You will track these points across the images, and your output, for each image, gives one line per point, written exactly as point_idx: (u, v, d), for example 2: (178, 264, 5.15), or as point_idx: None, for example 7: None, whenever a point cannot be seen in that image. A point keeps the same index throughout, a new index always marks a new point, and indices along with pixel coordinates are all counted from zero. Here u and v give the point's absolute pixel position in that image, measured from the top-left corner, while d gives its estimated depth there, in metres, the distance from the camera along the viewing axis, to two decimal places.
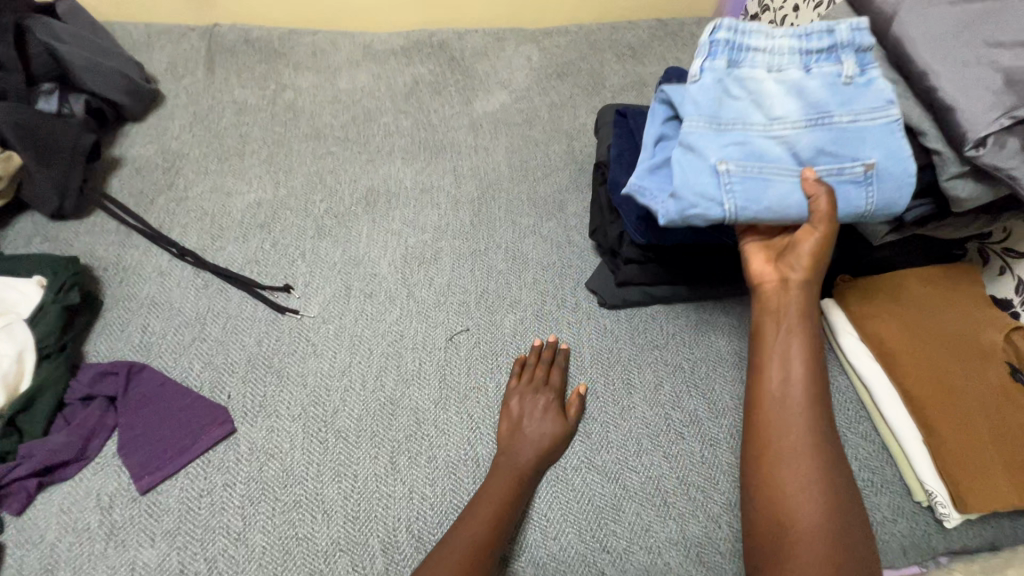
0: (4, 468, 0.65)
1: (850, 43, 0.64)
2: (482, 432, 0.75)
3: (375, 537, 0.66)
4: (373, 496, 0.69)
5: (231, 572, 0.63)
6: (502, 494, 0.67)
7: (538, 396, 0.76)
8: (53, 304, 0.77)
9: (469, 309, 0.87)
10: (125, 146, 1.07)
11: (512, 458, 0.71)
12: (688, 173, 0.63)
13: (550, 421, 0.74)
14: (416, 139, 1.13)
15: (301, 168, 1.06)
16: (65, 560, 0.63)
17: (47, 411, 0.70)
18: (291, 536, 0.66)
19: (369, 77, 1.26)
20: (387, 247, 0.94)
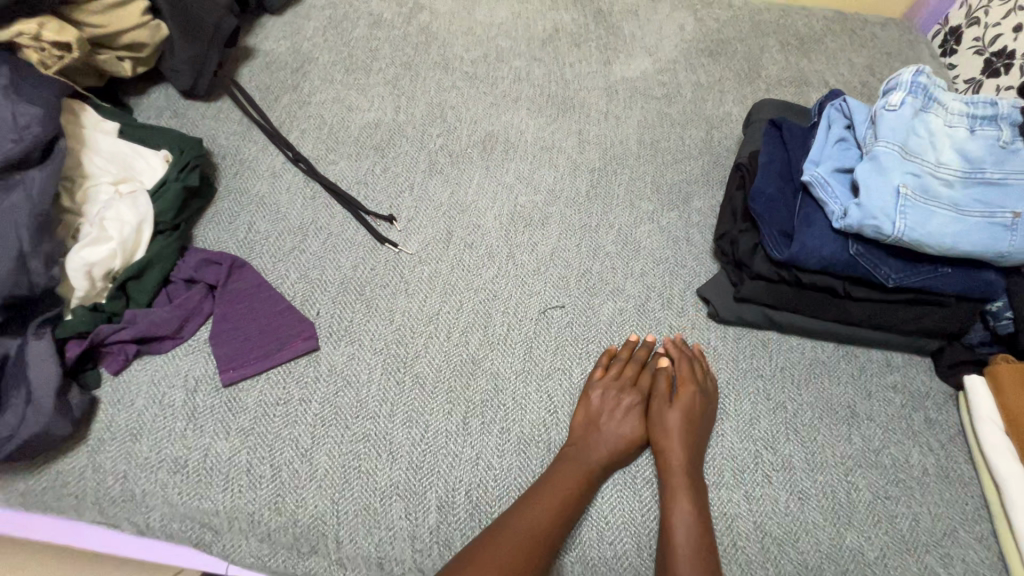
0: (111, 328, 0.67)
1: (1008, 117, 0.72)
2: (557, 415, 0.71)
3: (433, 492, 0.65)
4: (440, 452, 0.67)
5: (292, 486, 0.64)
6: (557, 502, 0.62)
7: (620, 395, 0.71)
8: (176, 182, 0.78)
9: (568, 286, 0.82)
10: (259, 38, 1.06)
11: (584, 453, 0.67)
12: (875, 187, 0.68)
13: (632, 422, 0.70)
14: (545, 92, 1.06)
15: (423, 96, 1.02)
16: (148, 428, 0.66)
17: (155, 285, 0.72)
18: (354, 467, 0.66)
19: (509, 14, 1.19)
20: (496, 199, 0.90)
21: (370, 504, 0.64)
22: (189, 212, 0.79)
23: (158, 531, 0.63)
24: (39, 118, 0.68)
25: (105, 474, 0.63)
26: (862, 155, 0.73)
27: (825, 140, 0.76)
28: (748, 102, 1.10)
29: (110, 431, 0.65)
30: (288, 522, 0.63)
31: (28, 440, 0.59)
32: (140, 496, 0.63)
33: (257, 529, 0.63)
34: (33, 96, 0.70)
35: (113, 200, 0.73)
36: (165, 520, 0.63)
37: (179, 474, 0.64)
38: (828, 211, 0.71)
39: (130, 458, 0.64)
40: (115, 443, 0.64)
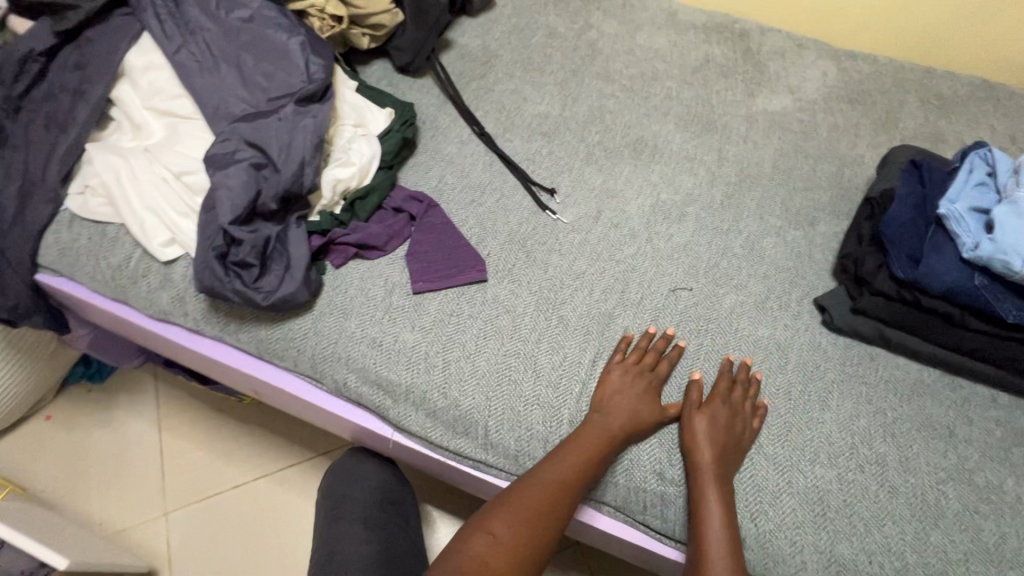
0: (341, 231, 0.87)
1: None
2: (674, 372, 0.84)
3: (566, 409, 0.79)
4: (574, 379, 0.81)
5: (458, 377, 0.80)
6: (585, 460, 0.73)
7: (639, 379, 0.80)
8: (397, 134, 0.98)
9: (696, 273, 0.94)
10: (458, 33, 1.27)
11: (606, 420, 0.76)
12: (1010, 226, 0.75)
13: (642, 402, 0.78)
14: (692, 111, 1.20)
15: (586, 99, 1.18)
16: (355, 312, 0.84)
17: (372, 208, 0.91)
18: (505, 375, 0.81)
19: (666, 42, 1.34)
20: (641, 193, 1.04)
21: (515, 407, 0.79)
22: (399, 159, 0.99)
23: (352, 391, 0.82)
24: (324, 68, 0.91)
25: (322, 338, 0.82)
26: (1000, 200, 0.80)
27: (965, 183, 0.84)
28: (881, 148, 1.17)
29: (329, 307, 0.84)
30: (452, 405, 0.80)
31: (283, 296, 0.79)
32: (345, 360, 0.82)
33: (428, 406, 0.80)
34: (321, 51, 0.93)
35: (355, 137, 0.94)
36: (360, 383, 0.82)
37: (375, 350, 0.82)
38: (959, 243, 0.78)
39: (342, 330, 0.82)
40: (331, 317, 0.83)
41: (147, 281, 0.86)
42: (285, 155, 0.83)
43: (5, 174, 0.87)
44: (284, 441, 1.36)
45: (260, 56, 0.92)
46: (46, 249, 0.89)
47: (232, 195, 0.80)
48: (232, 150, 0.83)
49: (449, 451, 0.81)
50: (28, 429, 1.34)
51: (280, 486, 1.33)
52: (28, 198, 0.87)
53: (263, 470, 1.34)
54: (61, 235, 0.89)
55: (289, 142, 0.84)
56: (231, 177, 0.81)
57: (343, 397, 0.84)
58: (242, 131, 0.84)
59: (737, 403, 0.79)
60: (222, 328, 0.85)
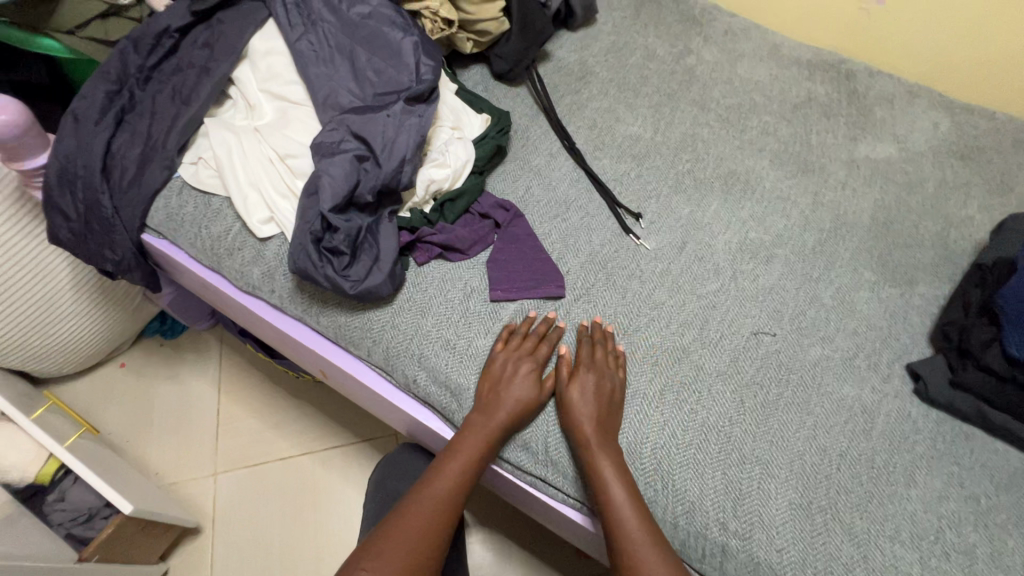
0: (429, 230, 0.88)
1: None
2: (741, 413, 0.80)
3: (626, 438, 0.78)
4: (636, 409, 0.80)
5: None
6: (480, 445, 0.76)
7: (522, 365, 0.79)
8: (491, 141, 0.99)
9: (781, 319, 0.90)
10: (556, 45, 1.27)
11: (490, 416, 0.76)
12: None
13: (531, 386, 0.78)
14: (788, 150, 1.15)
15: (679, 125, 1.16)
16: (433, 311, 0.85)
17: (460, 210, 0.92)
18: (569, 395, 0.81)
19: (767, 75, 1.29)
20: (729, 229, 1.00)
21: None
22: (490, 166, 1.00)
23: (420, 389, 0.83)
24: (433, 70, 0.93)
25: (398, 333, 0.83)
26: None
27: None
28: (993, 212, 1.10)
29: (409, 303, 0.85)
30: None
31: (369, 287, 0.80)
32: (416, 358, 0.83)
33: None
34: (431, 53, 0.96)
35: (452, 139, 0.95)
36: (428, 382, 0.82)
37: (448, 352, 0.83)
38: None
39: (419, 328, 0.83)
40: (410, 313, 0.84)
41: (242, 254, 0.90)
42: (388, 150, 0.85)
43: (131, 138, 0.93)
44: (331, 422, 1.40)
45: (373, 52, 0.95)
46: (155, 212, 0.95)
47: (334, 183, 0.82)
48: (339, 140, 0.86)
49: (508, 463, 0.82)
50: (103, 373, 1.43)
51: (322, 465, 1.36)
52: (147, 163, 0.93)
53: (308, 446, 1.37)
54: (169, 200, 0.94)
55: (393, 138, 0.86)
56: (335, 166, 0.83)
57: (411, 392, 0.85)
58: (350, 122, 0.87)
59: (609, 373, 0.80)
60: (305, 308, 0.87)
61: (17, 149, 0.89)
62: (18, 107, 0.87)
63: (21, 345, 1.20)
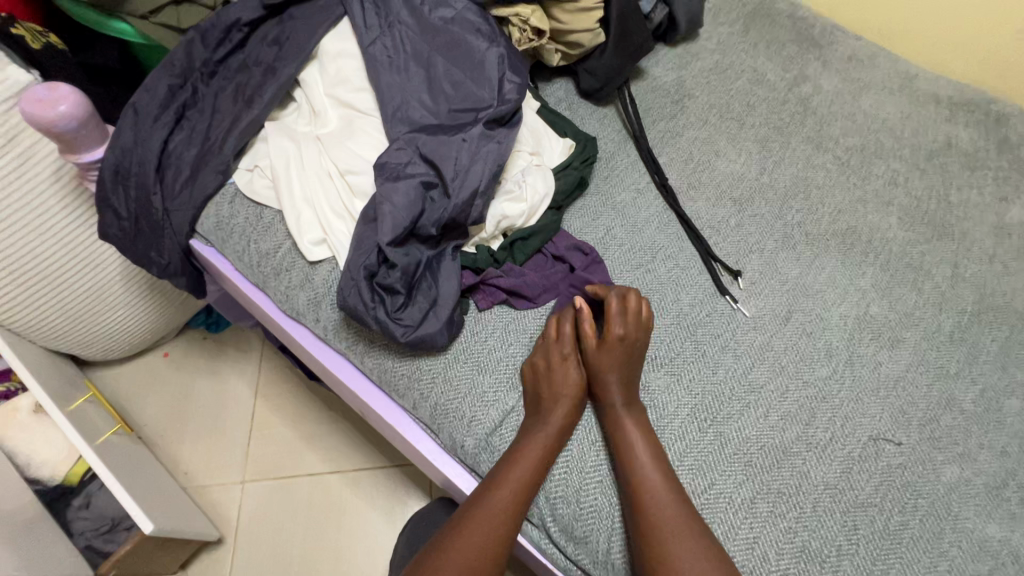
0: (495, 272, 0.77)
1: None
2: (853, 544, 0.65)
3: None
4: (718, 517, 0.66)
5: (584, 473, 0.70)
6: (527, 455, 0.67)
7: (558, 349, 0.74)
8: (574, 173, 0.87)
9: (907, 424, 0.74)
10: (651, 61, 1.13)
11: (535, 416, 0.70)
12: None
13: (568, 368, 0.72)
14: (921, 206, 0.97)
15: (790, 165, 1.00)
16: (492, 370, 0.75)
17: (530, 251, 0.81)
18: None
19: (897, 111, 1.10)
20: (846, 300, 0.84)
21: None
22: (569, 199, 0.88)
23: (468, 456, 0.73)
24: (517, 88, 0.83)
25: (450, 389, 0.73)
26: None
27: None
28: None
29: (466, 356, 0.75)
30: (574, 501, 0.69)
31: (423, 335, 0.71)
32: (466, 421, 0.72)
33: (546, 498, 0.70)
34: (517, 69, 0.85)
35: (530, 167, 0.83)
36: (479, 450, 0.72)
37: (504, 420, 0.73)
38: None
39: (475, 387, 0.74)
40: (465, 368, 0.74)
41: (290, 277, 0.82)
42: (459, 180, 0.75)
43: (188, 138, 0.87)
44: (364, 442, 1.33)
45: (452, 62, 0.85)
46: (205, 218, 0.88)
47: (395, 213, 0.72)
48: (405, 162, 0.76)
49: (565, 559, 0.71)
50: (146, 361, 1.40)
51: (351, 487, 1.29)
52: (201, 166, 0.86)
53: (339, 464, 1.31)
54: (220, 208, 0.87)
55: (467, 166, 0.76)
56: (398, 193, 0.73)
57: (457, 456, 0.75)
58: (420, 142, 0.77)
59: (637, 318, 0.74)
60: (350, 345, 0.79)
61: (73, 142, 0.83)
62: (78, 97, 0.80)
63: (64, 331, 1.16)
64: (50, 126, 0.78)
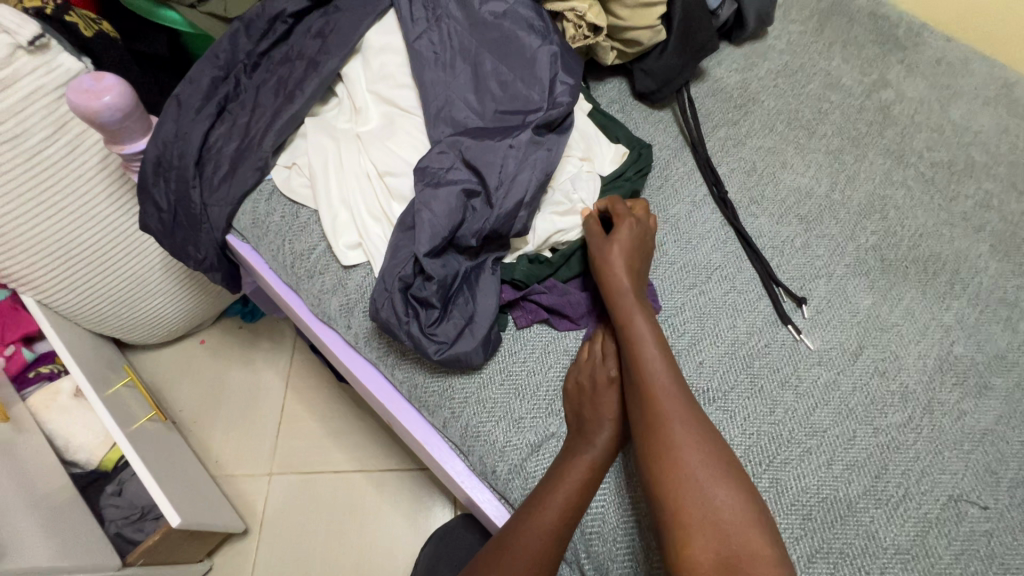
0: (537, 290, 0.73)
1: None
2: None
3: None
4: None
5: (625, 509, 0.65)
6: (569, 478, 0.62)
7: (598, 361, 0.69)
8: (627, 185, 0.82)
9: (994, 486, 0.65)
10: (713, 61, 1.04)
11: (580, 439, 0.65)
12: None
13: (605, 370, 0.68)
14: (1018, 233, 0.86)
15: (866, 181, 0.90)
16: (528, 392, 0.71)
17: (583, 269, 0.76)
18: None
19: (992, 123, 0.98)
20: (926, 337, 0.75)
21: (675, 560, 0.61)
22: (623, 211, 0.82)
23: (499, 482, 0.68)
24: (570, 90, 0.77)
25: (483, 410, 0.69)
26: None
27: None
28: None
29: (501, 376, 0.71)
30: (611, 539, 0.64)
31: (457, 353, 0.67)
32: (498, 446, 0.68)
33: (581, 532, 0.65)
34: (570, 68, 0.79)
35: (578, 174, 0.78)
36: (511, 476, 0.67)
37: (539, 447, 0.68)
38: None
39: (509, 409, 0.69)
40: (500, 389, 0.70)
41: (322, 280, 0.80)
42: (503, 189, 0.71)
43: (228, 132, 0.85)
44: (390, 442, 1.31)
45: (501, 58, 0.80)
46: (241, 214, 0.86)
47: (434, 221, 0.68)
48: (448, 167, 0.72)
49: None
50: (183, 347, 1.42)
51: (376, 487, 1.27)
52: (240, 162, 0.84)
53: (364, 465, 1.29)
54: (257, 205, 0.85)
55: (512, 174, 0.71)
56: (438, 200, 0.69)
57: (487, 481, 0.71)
58: (464, 147, 0.73)
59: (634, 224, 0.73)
60: (381, 355, 0.76)
61: (117, 133, 0.82)
62: (122, 88, 0.77)
63: (105, 316, 1.17)
64: (94, 116, 0.77)
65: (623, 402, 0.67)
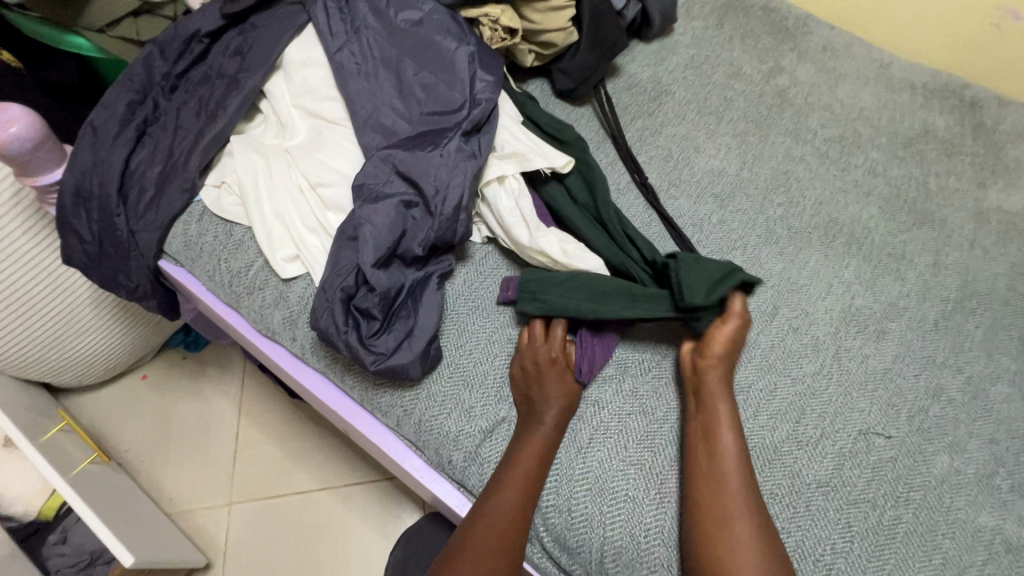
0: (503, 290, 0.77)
1: None
2: (849, 543, 0.65)
3: None
4: None
5: (575, 478, 0.68)
6: (527, 460, 0.66)
7: (542, 347, 0.72)
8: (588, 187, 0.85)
9: (897, 417, 0.73)
10: (627, 58, 1.11)
11: (530, 418, 0.69)
12: None
13: (555, 368, 0.71)
14: (902, 194, 0.97)
15: (769, 159, 0.99)
16: (477, 385, 0.73)
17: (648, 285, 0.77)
18: (622, 493, 0.67)
19: (874, 100, 1.09)
20: (831, 294, 0.84)
21: (635, 535, 0.66)
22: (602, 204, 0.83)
23: (457, 471, 0.71)
24: (490, 87, 0.82)
25: (435, 404, 0.72)
26: None
27: None
28: None
29: (449, 372, 0.73)
30: (566, 511, 0.67)
31: (394, 365, 0.69)
32: (452, 436, 0.71)
33: (538, 509, 0.68)
34: (489, 67, 0.84)
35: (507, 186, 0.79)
36: (467, 463, 0.70)
37: (492, 433, 0.71)
38: None
39: (461, 403, 0.72)
40: (449, 383, 0.73)
41: (263, 295, 0.80)
42: (441, 195, 0.74)
43: (151, 155, 0.83)
44: (354, 456, 1.30)
45: (422, 65, 0.83)
46: (172, 238, 0.84)
47: (377, 234, 0.71)
48: (384, 181, 0.75)
49: (554, 568, 0.69)
50: (123, 385, 1.36)
51: (342, 503, 1.26)
52: (166, 185, 0.83)
53: (330, 482, 1.28)
54: (189, 227, 0.84)
55: (447, 180, 0.75)
56: (379, 213, 0.72)
57: (445, 473, 0.73)
58: (396, 159, 0.76)
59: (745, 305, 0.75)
60: (329, 364, 0.77)
61: (29, 165, 0.78)
62: (30, 118, 0.75)
63: (32, 360, 1.11)
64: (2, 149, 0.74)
65: (566, 382, 0.71)
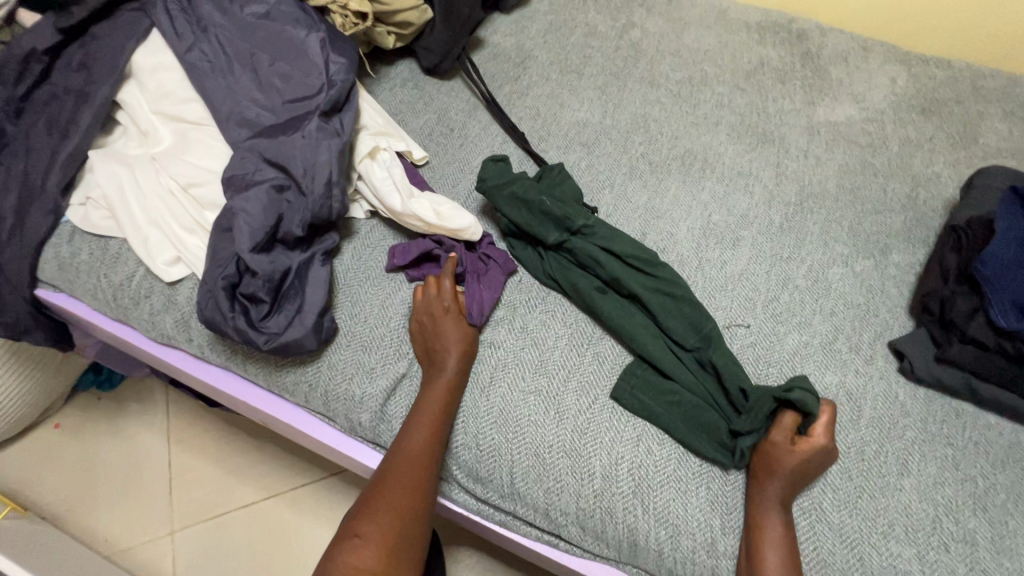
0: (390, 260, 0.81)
1: None
2: None
3: (597, 460, 0.71)
4: (603, 425, 0.73)
5: (480, 414, 0.74)
6: (432, 405, 0.70)
7: (435, 299, 0.77)
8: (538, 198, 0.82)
9: (753, 308, 0.84)
10: (490, 31, 1.17)
11: (431, 367, 0.73)
12: None
13: (450, 316, 0.76)
14: (746, 120, 1.08)
15: (628, 106, 1.08)
16: (375, 348, 0.77)
17: (653, 289, 0.79)
18: (525, 419, 0.73)
19: (716, 42, 1.21)
20: (691, 215, 0.93)
21: (539, 453, 0.72)
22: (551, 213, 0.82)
23: (369, 431, 0.75)
24: (344, 68, 0.84)
25: (337, 373, 0.75)
26: None
27: None
28: (960, 166, 1.03)
29: (347, 341, 0.77)
30: (475, 445, 0.73)
31: (287, 342, 0.71)
32: (358, 399, 0.74)
33: (450, 448, 0.74)
34: (342, 49, 0.86)
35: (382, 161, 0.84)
36: (377, 422, 0.74)
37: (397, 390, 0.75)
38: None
39: (363, 367, 0.75)
40: (349, 351, 0.76)
41: (151, 302, 0.80)
42: (310, 175, 0.76)
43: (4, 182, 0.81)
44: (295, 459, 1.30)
45: (275, 55, 0.84)
46: (46, 263, 0.83)
47: (251, 221, 0.73)
48: (252, 170, 0.77)
49: (474, 499, 0.75)
50: (37, 437, 1.30)
51: (290, 507, 1.26)
52: (27, 210, 0.80)
53: (274, 489, 1.27)
54: (60, 248, 0.82)
55: (313, 160, 0.77)
56: (250, 201, 0.74)
57: (360, 436, 0.77)
58: (261, 149, 0.78)
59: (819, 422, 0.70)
60: (230, 356, 0.78)
61: None
62: None
63: None
64: None
65: (461, 328, 0.76)
